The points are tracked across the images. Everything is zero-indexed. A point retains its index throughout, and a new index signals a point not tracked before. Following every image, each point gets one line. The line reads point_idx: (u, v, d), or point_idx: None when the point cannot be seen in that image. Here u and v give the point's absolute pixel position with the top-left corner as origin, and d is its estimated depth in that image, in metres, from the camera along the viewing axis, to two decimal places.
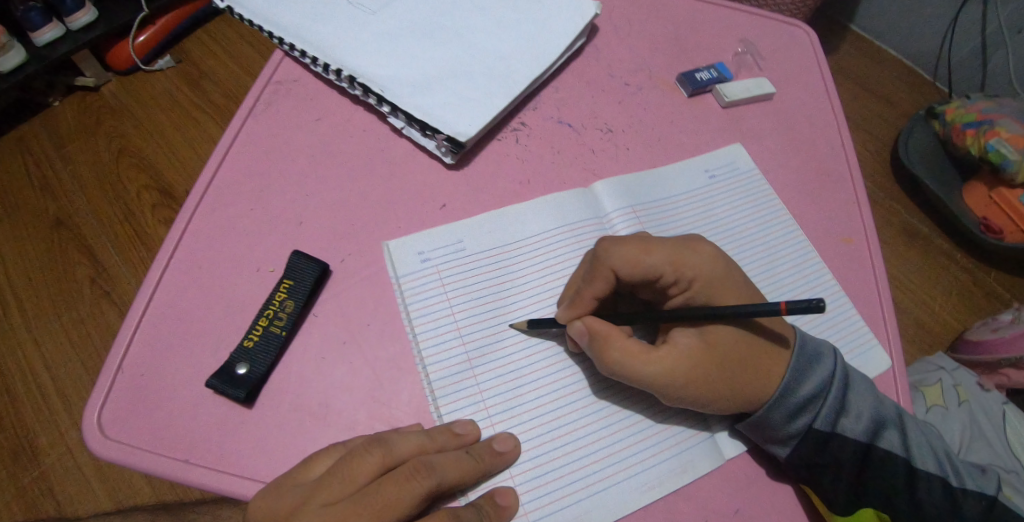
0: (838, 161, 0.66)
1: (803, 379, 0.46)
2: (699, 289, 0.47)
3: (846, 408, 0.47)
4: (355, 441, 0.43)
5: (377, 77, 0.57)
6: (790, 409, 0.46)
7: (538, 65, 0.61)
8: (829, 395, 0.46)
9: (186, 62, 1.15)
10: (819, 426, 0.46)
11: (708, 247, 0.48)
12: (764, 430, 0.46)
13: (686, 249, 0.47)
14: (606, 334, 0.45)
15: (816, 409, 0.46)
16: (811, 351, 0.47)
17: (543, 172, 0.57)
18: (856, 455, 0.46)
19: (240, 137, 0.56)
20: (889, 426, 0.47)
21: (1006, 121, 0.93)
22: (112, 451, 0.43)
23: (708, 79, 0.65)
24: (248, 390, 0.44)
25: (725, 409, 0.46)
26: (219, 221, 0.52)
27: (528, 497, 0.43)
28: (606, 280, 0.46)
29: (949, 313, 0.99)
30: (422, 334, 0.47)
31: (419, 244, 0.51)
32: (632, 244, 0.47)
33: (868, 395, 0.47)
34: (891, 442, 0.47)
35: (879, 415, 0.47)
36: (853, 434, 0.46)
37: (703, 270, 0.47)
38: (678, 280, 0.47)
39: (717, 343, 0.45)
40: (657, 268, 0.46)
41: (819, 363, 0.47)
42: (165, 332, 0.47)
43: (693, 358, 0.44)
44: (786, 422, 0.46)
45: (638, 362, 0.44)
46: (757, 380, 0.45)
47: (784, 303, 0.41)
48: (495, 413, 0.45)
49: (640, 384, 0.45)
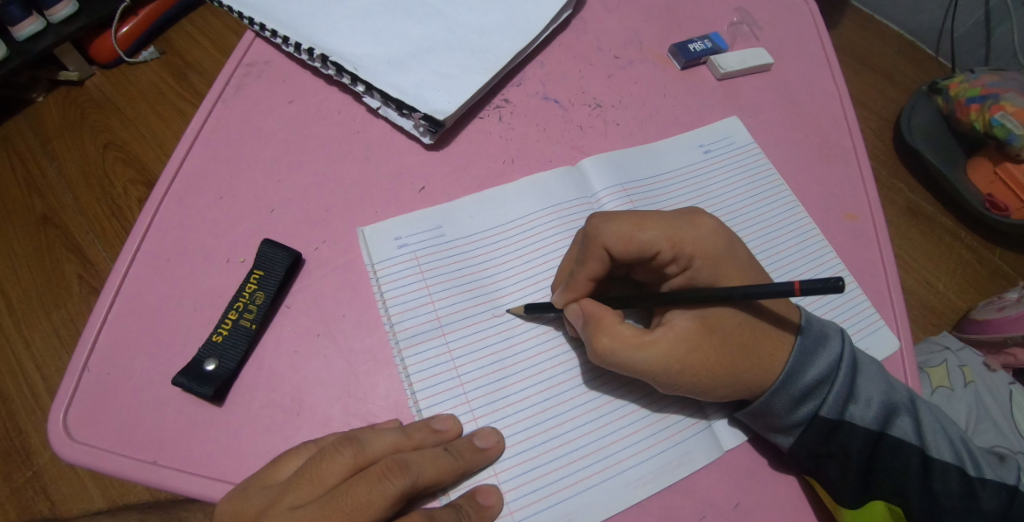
0: (840, 135, 0.62)
1: (809, 364, 0.44)
2: (700, 266, 0.44)
3: (855, 395, 0.44)
4: (326, 439, 0.40)
5: (351, 55, 0.54)
6: (794, 395, 0.43)
7: (522, 38, 0.57)
8: (837, 381, 0.44)
9: (171, 53, 1.11)
10: (826, 413, 0.44)
11: (711, 221, 0.45)
12: (766, 419, 0.44)
13: (686, 224, 0.44)
14: (599, 318, 0.42)
15: (823, 395, 0.44)
16: (817, 333, 0.45)
17: (528, 151, 0.55)
18: (866, 444, 0.44)
19: (209, 120, 0.53)
20: (901, 412, 0.44)
21: (1012, 94, 0.89)
22: (76, 454, 0.40)
23: (702, 50, 0.62)
24: (216, 387, 0.41)
25: (724, 396, 0.43)
26: (186, 210, 0.49)
27: (515, 495, 0.41)
28: (600, 260, 0.44)
29: (955, 292, 0.96)
30: (400, 325, 0.45)
31: (396, 230, 0.49)
32: (626, 219, 0.44)
33: (879, 380, 0.45)
34: (902, 430, 0.44)
35: (890, 401, 0.44)
36: (863, 421, 0.44)
37: (703, 246, 0.44)
38: (677, 257, 0.44)
39: (718, 325, 0.43)
40: (654, 245, 0.44)
41: (825, 346, 0.44)
42: (130, 327, 0.44)
43: (691, 342, 0.42)
44: (790, 409, 0.43)
45: (634, 346, 0.42)
46: (759, 364, 0.43)
47: (797, 282, 0.37)
48: (479, 407, 0.43)
49: (635, 371, 0.42)
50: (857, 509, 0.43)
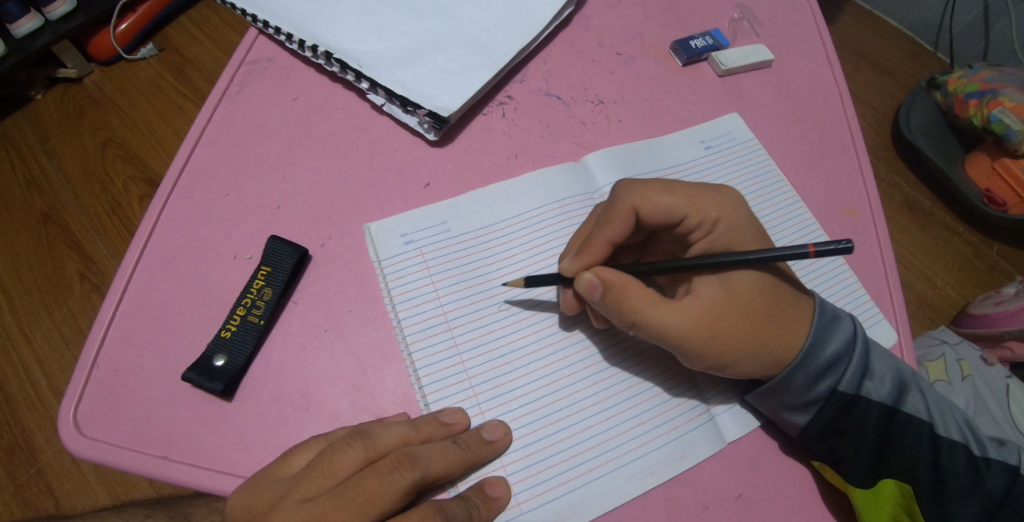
0: (840, 130, 0.63)
1: (829, 338, 0.44)
2: (722, 231, 0.46)
3: (870, 370, 0.45)
4: (336, 433, 0.41)
5: (355, 52, 0.54)
6: (814, 370, 0.44)
7: (525, 35, 0.58)
8: (853, 357, 0.44)
9: (169, 50, 1.11)
10: (844, 388, 0.44)
11: (732, 193, 0.48)
12: (785, 394, 0.44)
13: (709, 191, 0.47)
14: (622, 283, 0.42)
15: (841, 370, 0.44)
16: (830, 311, 0.45)
17: (532, 147, 0.55)
18: (880, 421, 0.44)
19: (213, 117, 0.53)
20: (913, 389, 0.46)
21: (1010, 90, 0.90)
22: (87, 450, 0.41)
23: (703, 47, 0.63)
24: (226, 383, 0.42)
25: (745, 368, 0.43)
26: (193, 206, 0.49)
27: (521, 487, 0.41)
28: (625, 220, 0.45)
29: (953, 286, 0.97)
30: (406, 320, 0.45)
31: (401, 226, 0.49)
32: (653, 184, 0.46)
33: (889, 358, 0.46)
34: (914, 406, 0.45)
35: (901, 377, 0.45)
36: (878, 397, 0.45)
37: (726, 212, 0.46)
38: (701, 223, 0.46)
39: (741, 291, 0.44)
40: (680, 209, 0.46)
41: (842, 320, 0.45)
42: (139, 323, 0.45)
43: (718, 307, 0.43)
44: (809, 384, 0.44)
45: (661, 310, 0.42)
46: (784, 330, 0.44)
47: (812, 244, 0.40)
48: (485, 400, 0.43)
49: (662, 336, 0.42)
50: (868, 489, 0.43)
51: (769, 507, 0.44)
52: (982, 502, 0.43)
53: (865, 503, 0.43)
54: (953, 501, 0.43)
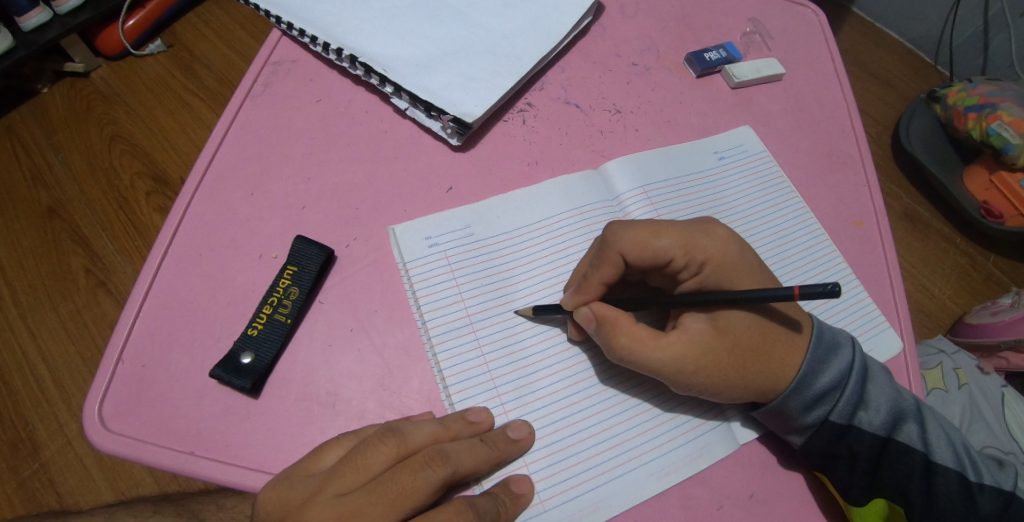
0: (848, 143, 0.64)
1: (821, 371, 0.45)
2: (710, 273, 0.46)
3: (864, 401, 0.46)
4: (367, 430, 0.42)
5: (379, 57, 0.55)
6: (806, 400, 0.45)
7: (544, 44, 0.59)
8: (847, 388, 0.46)
9: (177, 47, 1.12)
10: (836, 418, 0.46)
11: (723, 230, 0.47)
12: (780, 419, 0.46)
13: (699, 232, 0.46)
14: (614, 319, 0.44)
15: (833, 401, 0.46)
16: (829, 340, 0.47)
17: (551, 154, 0.56)
18: (873, 448, 0.46)
19: (239, 118, 0.54)
20: (908, 419, 0.46)
21: (1009, 104, 0.92)
22: (115, 445, 0.42)
23: (717, 59, 0.64)
24: (254, 380, 0.43)
25: (736, 398, 0.45)
26: (220, 205, 0.50)
27: (544, 484, 0.42)
28: (614, 265, 0.46)
29: (951, 297, 0.99)
30: (432, 322, 0.46)
31: (425, 229, 0.50)
32: (642, 227, 0.46)
33: (887, 387, 0.47)
34: (909, 435, 0.46)
35: (897, 407, 0.46)
36: (871, 426, 0.46)
37: (714, 253, 0.46)
38: (688, 264, 0.46)
39: (730, 329, 0.44)
40: (668, 252, 0.45)
41: (837, 353, 0.46)
42: (167, 320, 0.46)
43: (704, 344, 0.44)
44: (802, 413, 0.45)
45: (648, 347, 0.43)
46: (771, 367, 0.45)
47: (797, 287, 0.39)
48: (508, 400, 0.45)
49: (650, 371, 0.44)
50: (863, 505, 0.45)
51: (780, 508, 0.46)
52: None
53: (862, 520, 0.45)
54: None
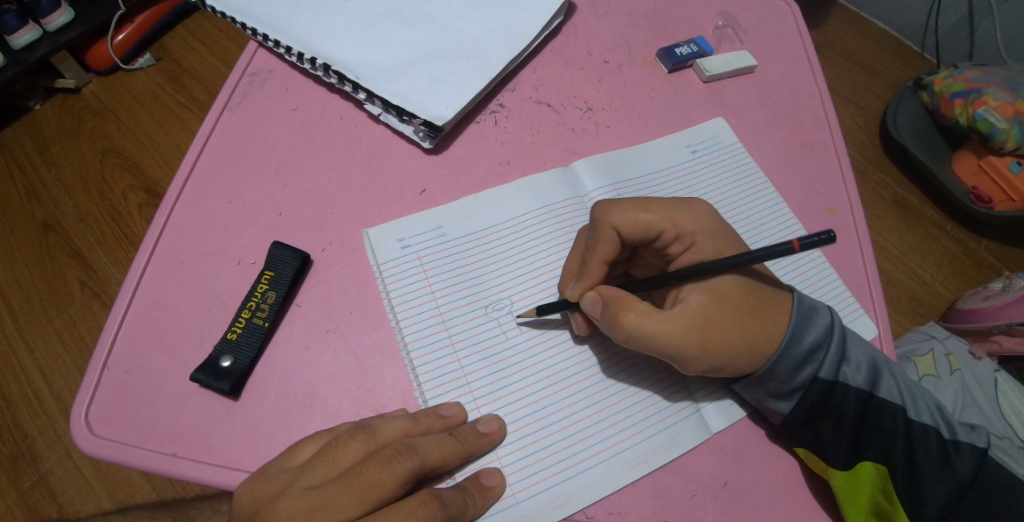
0: (822, 133, 0.65)
1: (806, 330, 0.46)
2: (702, 241, 0.47)
3: (846, 357, 0.47)
4: (340, 427, 0.43)
5: (352, 64, 0.56)
6: (796, 361, 0.46)
7: (515, 46, 0.60)
8: (832, 344, 0.46)
9: (166, 60, 1.13)
10: (824, 375, 0.46)
11: (703, 203, 0.49)
12: (768, 385, 0.46)
13: (682, 205, 0.48)
14: (620, 298, 0.44)
15: (820, 359, 0.46)
16: (809, 302, 0.48)
17: (524, 153, 0.57)
18: (858, 405, 0.46)
19: (216, 128, 0.55)
20: (886, 374, 0.47)
21: (994, 89, 0.92)
22: (98, 449, 0.43)
23: (688, 54, 0.65)
24: (232, 382, 0.44)
25: (741, 369, 0.45)
26: (198, 213, 0.51)
27: (517, 477, 0.43)
28: (610, 241, 0.46)
29: (940, 282, 0.99)
30: (405, 321, 0.47)
31: (398, 232, 0.51)
32: (628, 203, 0.47)
33: (864, 345, 0.48)
34: (889, 391, 0.47)
35: (875, 363, 0.47)
36: (856, 382, 0.47)
37: (701, 223, 0.48)
38: (679, 236, 0.48)
39: (727, 296, 0.46)
40: (655, 225, 0.47)
41: (817, 315, 0.47)
42: (148, 327, 0.47)
43: (706, 313, 0.45)
44: (793, 375, 0.46)
45: (655, 321, 0.44)
46: (766, 329, 0.45)
47: (794, 239, 0.41)
48: (481, 396, 0.46)
49: (657, 346, 0.44)
50: (847, 471, 0.45)
51: (754, 495, 0.46)
52: (952, 484, 0.45)
53: (844, 487, 0.45)
54: (925, 479, 0.45)
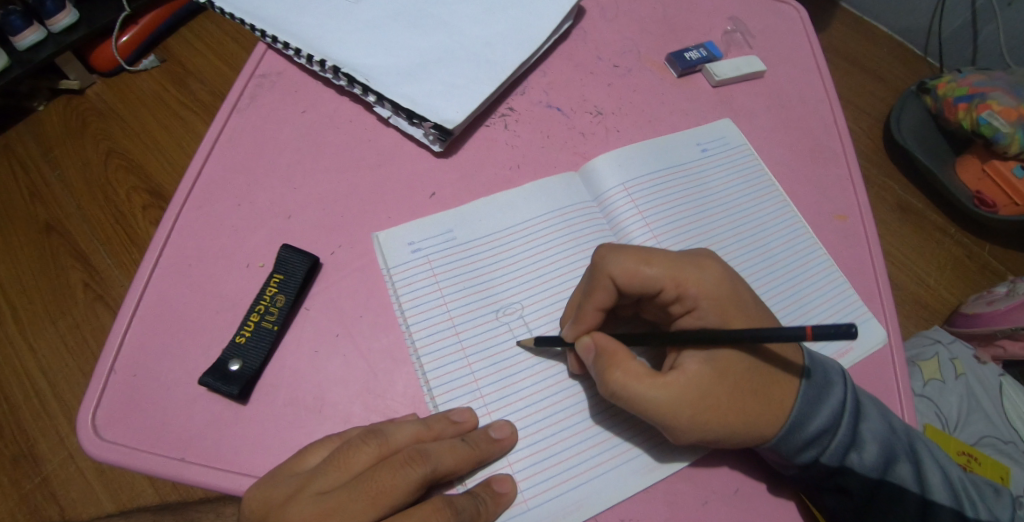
0: (830, 138, 0.65)
1: (814, 414, 0.44)
2: (706, 307, 0.45)
3: (858, 441, 0.45)
4: (351, 432, 0.43)
5: (362, 66, 0.56)
6: (799, 443, 0.44)
7: (525, 49, 0.60)
8: (841, 429, 0.44)
9: (171, 61, 1.13)
10: (829, 459, 0.44)
11: (718, 266, 0.46)
12: (771, 457, 0.45)
13: (692, 267, 0.46)
14: (612, 352, 0.43)
15: (826, 443, 0.44)
16: (823, 376, 0.45)
17: (533, 157, 0.57)
18: (863, 489, 0.45)
19: (225, 131, 0.55)
20: (903, 459, 0.45)
21: (998, 93, 0.92)
22: (106, 453, 0.42)
23: (697, 58, 0.65)
24: (242, 386, 0.44)
25: (733, 444, 0.43)
26: (206, 216, 0.51)
27: (527, 484, 0.43)
28: (606, 289, 0.45)
29: (946, 287, 0.99)
30: (415, 325, 0.47)
31: (408, 234, 0.51)
32: (632, 253, 0.45)
33: (881, 423, 0.46)
34: (902, 475, 0.45)
35: (892, 446, 0.45)
36: (862, 468, 0.45)
37: (708, 289, 0.45)
38: (681, 297, 0.46)
39: (728, 371, 0.43)
40: (657, 281, 0.45)
41: (830, 392, 0.45)
42: (156, 330, 0.46)
43: (701, 386, 0.42)
44: (795, 454, 0.44)
45: (643, 384, 0.42)
46: (766, 409, 0.43)
47: (810, 328, 0.37)
48: (491, 401, 0.45)
49: (645, 412, 0.42)
50: None
51: (766, 502, 0.46)
52: None
53: None
54: None
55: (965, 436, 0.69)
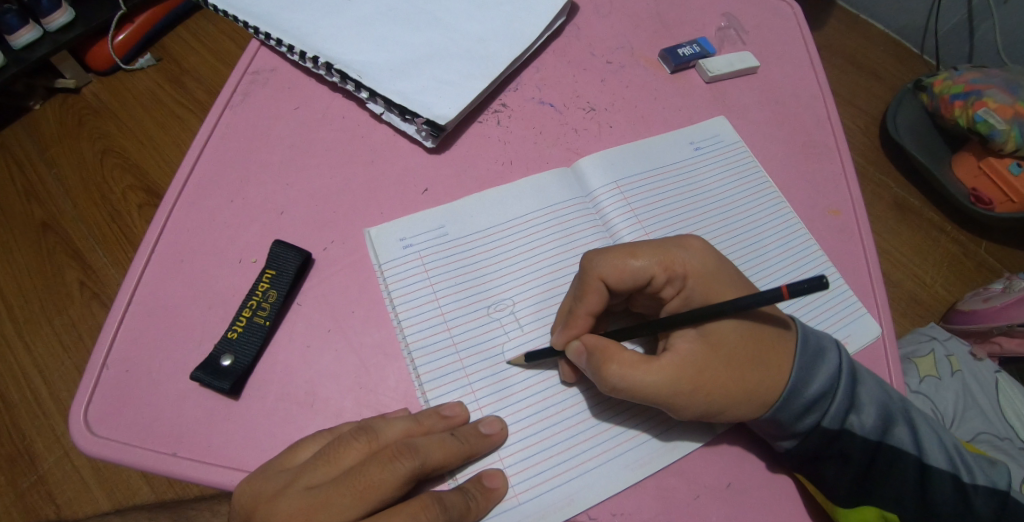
0: (824, 134, 0.65)
1: (810, 379, 0.44)
2: (693, 286, 0.46)
3: (856, 405, 0.45)
4: (342, 427, 0.43)
5: (355, 63, 0.56)
6: (797, 409, 0.44)
7: (518, 46, 0.60)
8: (839, 391, 0.45)
9: (166, 60, 1.13)
10: (829, 423, 0.45)
11: (698, 243, 0.47)
12: (774, 428, 0.45)
13: (675, 247, 0.46)
14: (603, 348, 0.43)
15: (824, 408, 0.45)
16: (816, 345, 0.46)
17: (527, 152, 0.57)
18: (865, 453, 0.45)
19: (217, 127, 0.55)
20: (899, 422, 0.46)
21: (995, 91, 0.92)
22: (97, 448, 0.42)
23: (690, 54, 0.65)
24: (233, 382, 0.44)
25: (740, 416, 0.43)
26: (199, 212, 0.51)
27: (518, 479, 0.43)
28: (598, 293, 0.45)
29: (941, 283, 0.99)
30: (407, 321, 0.47)
31: (400, 231, 0.51)
32: (616, 251, 0.46)
33: (875, 387, 0.46)
34: (900, 438, 0.46)
35: (888, 409, 0.46)
36: (863, 430, 0.45)
37: (693, 267, 0.46)
38: (671, 280, 0.46)
39: (721, 342, 0.44)
40: (646, 271, 0.45)
41: (824, 359, 0.45)
42: (149, 326, 0.46)
43: (700, 361, 0.43)
44: (794, 421, 0.44)
45: (641, 371, 0.42)
46: (765, 376, 0.43)
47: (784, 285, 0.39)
48: (484, 396, 0.45)
49: (646, 397, 0.42)
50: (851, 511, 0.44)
51: (758, 496, 0.46)
52: None
53: None
54: None
55: (961, 432, 0.69)
